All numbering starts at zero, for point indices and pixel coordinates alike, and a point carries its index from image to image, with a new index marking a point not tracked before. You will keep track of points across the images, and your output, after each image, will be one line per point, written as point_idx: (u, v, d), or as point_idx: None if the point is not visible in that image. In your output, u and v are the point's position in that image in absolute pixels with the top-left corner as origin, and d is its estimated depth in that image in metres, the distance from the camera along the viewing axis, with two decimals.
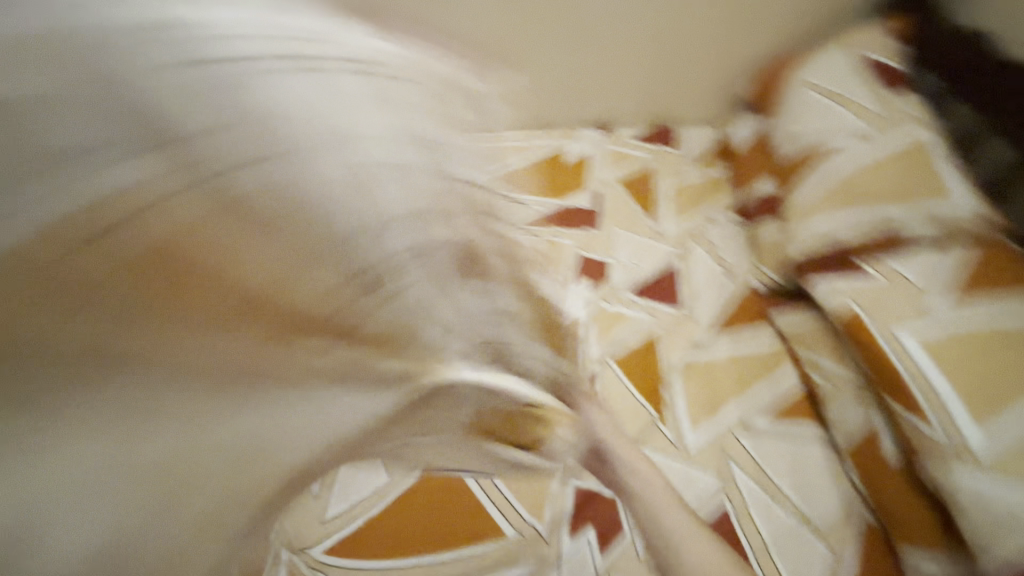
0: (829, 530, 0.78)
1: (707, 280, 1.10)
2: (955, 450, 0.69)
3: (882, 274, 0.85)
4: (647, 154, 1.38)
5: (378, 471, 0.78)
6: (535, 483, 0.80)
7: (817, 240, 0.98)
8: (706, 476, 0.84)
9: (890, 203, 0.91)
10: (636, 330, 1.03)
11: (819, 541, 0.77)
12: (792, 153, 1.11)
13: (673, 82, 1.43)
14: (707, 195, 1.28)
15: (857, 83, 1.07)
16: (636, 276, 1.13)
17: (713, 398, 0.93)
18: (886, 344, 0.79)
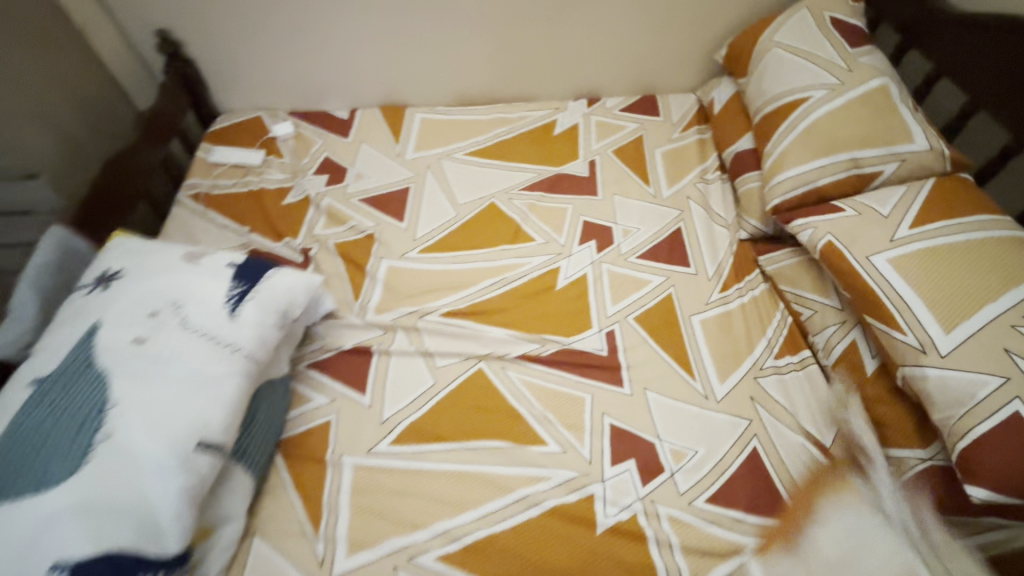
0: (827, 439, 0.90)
1: (706, 235, 1.19)
2: (923, 349, 0.79)
3: (856, 210, 0.95)
4: (633, 125, 1.44)
5: (418, 409, 0.93)
6: (574, 414, 0.93)
7: (796, 185, 1.05)
8: (729, 417, 0.92)
9: (861, 148, 1.01)
10: (654, 291, 1.10)
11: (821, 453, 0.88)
12: (771, 109, 1.16)
13: (652, 51, 1.47)
14: (693, 157, 1.36)
15: (826, 40, 1.14)
16: (643, 238, 1.19)
17: (729, 348, 1.01)
18: (863, 271, 0.88)
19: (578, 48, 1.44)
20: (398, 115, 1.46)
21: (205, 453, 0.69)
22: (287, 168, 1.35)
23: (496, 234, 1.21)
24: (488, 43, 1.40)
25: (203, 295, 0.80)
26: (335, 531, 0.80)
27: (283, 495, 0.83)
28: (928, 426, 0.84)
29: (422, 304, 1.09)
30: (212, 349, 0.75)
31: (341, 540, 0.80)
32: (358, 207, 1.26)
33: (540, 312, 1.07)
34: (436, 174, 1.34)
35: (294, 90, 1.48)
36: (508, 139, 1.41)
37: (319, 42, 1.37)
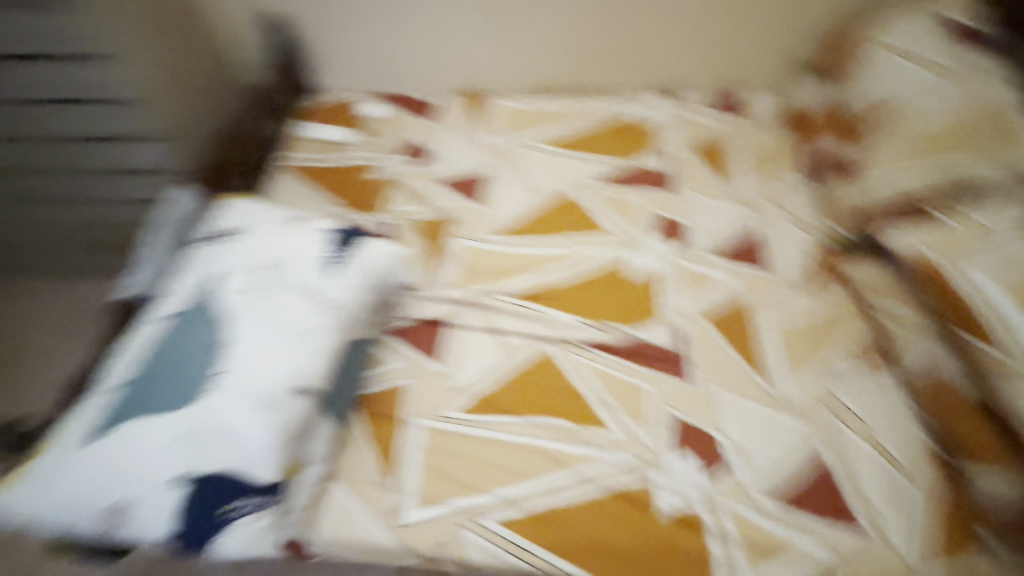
0: (905, 456, 0.87)
1: (787, 238, 1.16)
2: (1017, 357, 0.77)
3: (955, 220, 0.91)
4: (714, 122, 1.41)
5: (488, 383, 0.97)
6: (636, 403, 0.95)
7: (889, 185, 1.03)
8: (798, 421, 0.92)
9: (962, 156, 0.96)
10: (726, 290, 1.09)
11: (897, 470, 0.86)
12: (868, 105, 1.14)
13: (742, 50, 1.45)
14: (776, 158, 1.32)
15: (938, 44, 1.10)
16: (720, 236, 1.18)
17: (799, 352, 1.00)
18: (961, 285, 0.86)
19: (665, 46, 1.45)
20: (481, 102, 1.51)
21: (302, 395, 0.75)
22: (374, 146, 1.43)
23: (570, 223, 1.22)
24: (573, 39, 1.44)
25: (305, 255, 0.88)
26: (407, 485, 0.86)
27: (360, 447, 0.90)
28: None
29: (494, 283, 1.13)
30: (312, 306, 0.82)
31: (413, 494, 0.86)
32: (439, 187, 1.32)
33: (606, 301, 1.08)
34: (515, 161, 1.37)
35: (384, 72, 1.55)
36: (587, 130, 1.42)
37: (412, 27, 1.43)
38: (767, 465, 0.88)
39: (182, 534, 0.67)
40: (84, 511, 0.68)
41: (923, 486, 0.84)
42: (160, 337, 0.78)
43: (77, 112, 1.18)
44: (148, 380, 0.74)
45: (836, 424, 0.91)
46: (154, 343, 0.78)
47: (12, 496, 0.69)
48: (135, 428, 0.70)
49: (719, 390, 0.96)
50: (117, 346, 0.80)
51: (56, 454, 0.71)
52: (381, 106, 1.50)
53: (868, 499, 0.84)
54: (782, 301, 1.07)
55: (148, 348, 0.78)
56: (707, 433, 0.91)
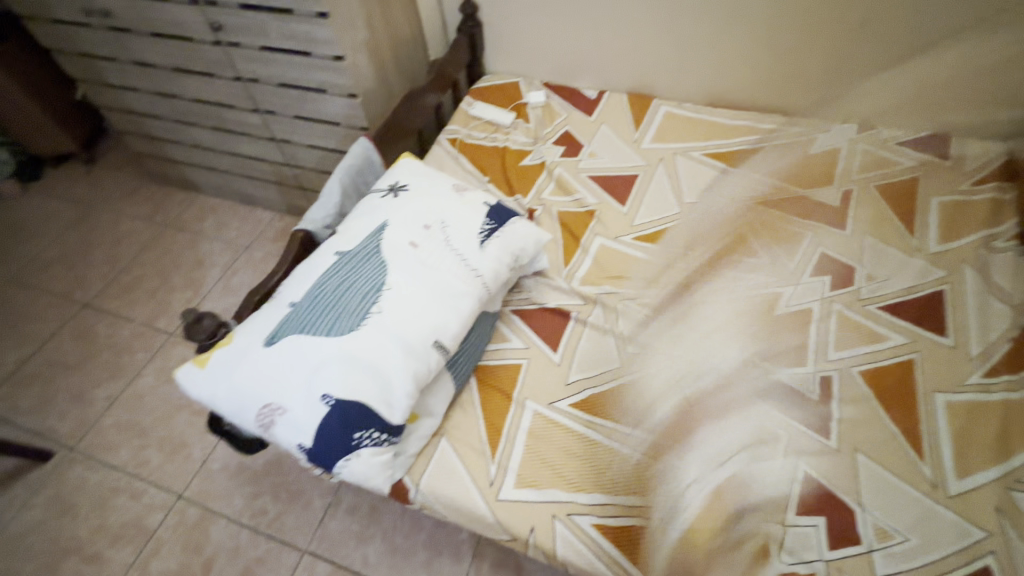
0: None
1: (980, 309, 0.99)
2: None
3: None
4: (909, 162, 1.24)
5: (601, 387, 0.95)
6: (757, 447, 0.87)
7: None
8: (948, 508, 0.80)
9: None
10: (885, 346, 0.97)
11: None
12: None
13: (963, 91, 1.25)
14: (983, 216, 1.13)
15: None
16: (893, 288, 1.04)
17: (960, 433, 0.86)
18: None
19: (868, 74, 1.30)
20: (645, 104, 1.47)
21: (437, 351, 0.80)
22: (531, 133, 1.46)
23: (719, 243, 1.15)
24: (761, 51, 1.34)
25: (463, 221, 0.92)
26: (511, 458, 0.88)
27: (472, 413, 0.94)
28: None
29: (620, 288, 1.10)
30: (465, 270, 0.86)
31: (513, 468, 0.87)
32: (587, 182, 1.31)
33: (740, 328, 1.01)
34: (670, 170, 1.32)
35: (556, 61, 1.57)
36: (754, 150, 1.33)
37: (594, 20, 1.43)
38: (893, 535, 0.79)
39: (316, 448, 0.75)
40: (245, 403, 0.78)
41: None
42: (329, 269, 0.85)
43: (290, 62, 1.30)
44: (311, 301, 0.81)
45: (995, 521, 0.79)
46: (323, 273, 0.85)
47: (198, 377, 0.81)
48: (299, 346, 0.78)
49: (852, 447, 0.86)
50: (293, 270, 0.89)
51: (233, 352, 0.81)
52: (542, 94, 1.53)
53: None
54: (953, 374, 0.92)
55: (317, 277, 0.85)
56: (834, 494, 0.82)
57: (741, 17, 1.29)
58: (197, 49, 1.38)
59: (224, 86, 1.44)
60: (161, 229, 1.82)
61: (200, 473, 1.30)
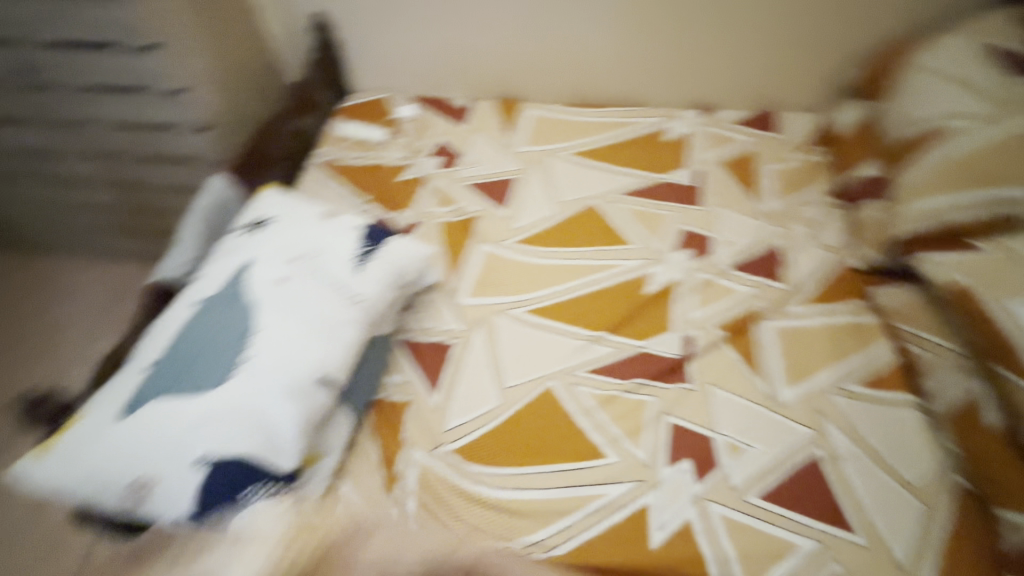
0: (918, 478, 0.86)
1: (813, 260, 1.14)
2: None
3: (993, 250, 0.89)
4: (745, 139, 1.39)
5: (498, 394, 0.98)
6: (642, 419, 0.94)
7: (922, 219, 0.99)
8: (799, 426, 0.92)
9: (1009, 187, 0.92)
10: (740, 303, 1.08)
11: (906, 491, 0.85)
12: (906, 135, 1.08)
13: (778, 71, 1.43)
14: (808, 179, 1.29)
15: (983, 69, 1.05)
16: (743, 252, 1.17)
17: (802, 365, 0.99)
18: (997, 314, 0.83)
19: (700, 65, 1.44)
20: (513, 108, 1.52)
21: (325, 387, 0.77)
22: (406, 147, 1.45)
23: (592, 234, 1.22)
24: (607, 51, 1.44)
25: (337, 249, 0.89)
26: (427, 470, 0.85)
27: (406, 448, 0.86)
28: None
29: (507, 296, 1.12)
30: (342, 298, 0.84)
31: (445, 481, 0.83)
32: (466, 190, 1.33)
33: (619, 310, 1.09)
34: (542, 170, 1.38)
35: (423, 74, 1.58)
36: (616, 142, 1.42)
37: (453, 29, 1.46)
38: (758, 465, 0.89)
39: (199, 513, 0.69)
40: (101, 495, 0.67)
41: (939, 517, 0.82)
42: (192, 322, 0.79)
43: (125, 102, 1.21)
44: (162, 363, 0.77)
45: (832, 431, 0.92)
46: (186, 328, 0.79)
47: (44, 466, 0.72)
48: (165, 410, 0.72)
49: (718, 394, 0.96)
50: (151, 329, 0.82)
51: (86, 431, 0.73)
52: (414, 108, 1.53)
53: (876, 528, 0.82)
54: (792, 313, 1.06)
55: (179, 332, 0.79)
56: (711, 442, 0.91)
57: (581, 21, 1.39)
58: (13, 95, 1.24)
59: (52, 132, 1.30)
60: (6, 299, 1.59)
61: (86, 564, 1.15)
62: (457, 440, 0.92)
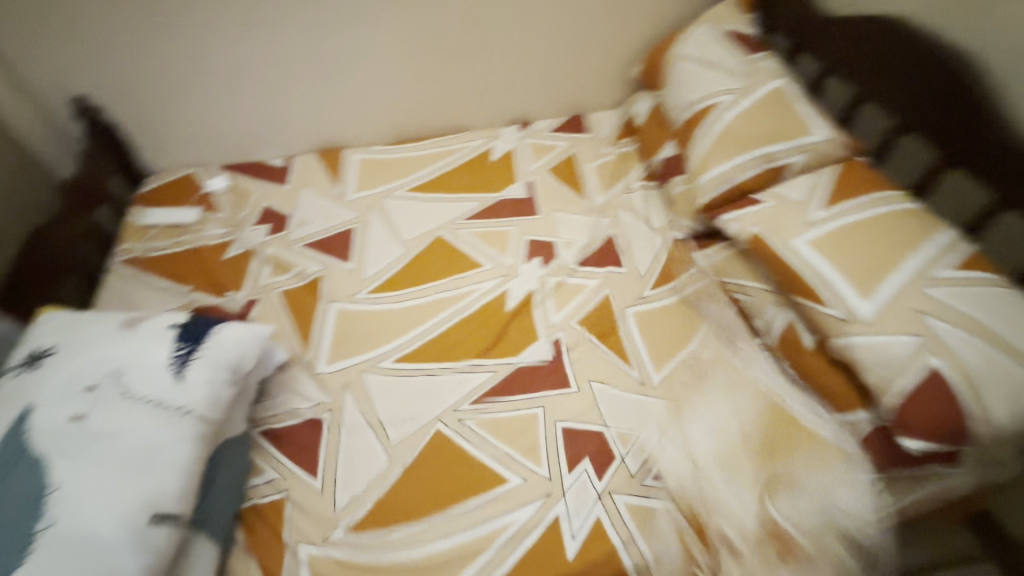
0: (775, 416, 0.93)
1: (644, 240, 1.23)
2: (848, 319, 0.83)
3: (771, 199, 1.02)
4: (564, 144, 1.48)
5: (382, 454, 0.91)
6: (530, 436, 0.92)
7: (715, 184, 1.11)
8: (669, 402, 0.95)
9: (767, 144, 1.07)
10: (592, 296, 1.13)
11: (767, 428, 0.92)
12: (686, 115, 1.22)
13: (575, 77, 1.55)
14: (624, 168, 1.40)
15: (725, 50, 1.22)
16: (584, 248, 1.23)
17: (660, 342, 1.05)
18: (784, 253, 0.94)
19: (505, 85, 1.51)
20: (335, 157, 1.47)
21: (162, 525, 0.65)
22: (225, 222, 1.32)
23: (442, 267, 1.21)
24: (412, 85, 1.44)
25: (146, 360, 0.78)
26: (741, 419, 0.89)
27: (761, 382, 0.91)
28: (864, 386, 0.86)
29: (368, 352, 1.06)
30: (158, 415, 0.72)
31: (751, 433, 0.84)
32: (301, 251, 1.25)
33: (484, 334, 1.08)
34: (379, 213, 1.34)
35: (228, 139, 1.46)
36: (446, 171, 1.43)
37: (247, 87, 1.37)
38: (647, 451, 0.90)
39: None
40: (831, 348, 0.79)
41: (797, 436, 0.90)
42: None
43: None
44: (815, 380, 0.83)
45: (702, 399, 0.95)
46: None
47: None
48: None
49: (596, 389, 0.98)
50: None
51: None
52: (224, 178, 1.40)
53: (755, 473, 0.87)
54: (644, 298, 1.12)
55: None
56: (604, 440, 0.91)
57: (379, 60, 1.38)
58: None
59: None
60: None
61: None
62: (352, 515, 0.84)
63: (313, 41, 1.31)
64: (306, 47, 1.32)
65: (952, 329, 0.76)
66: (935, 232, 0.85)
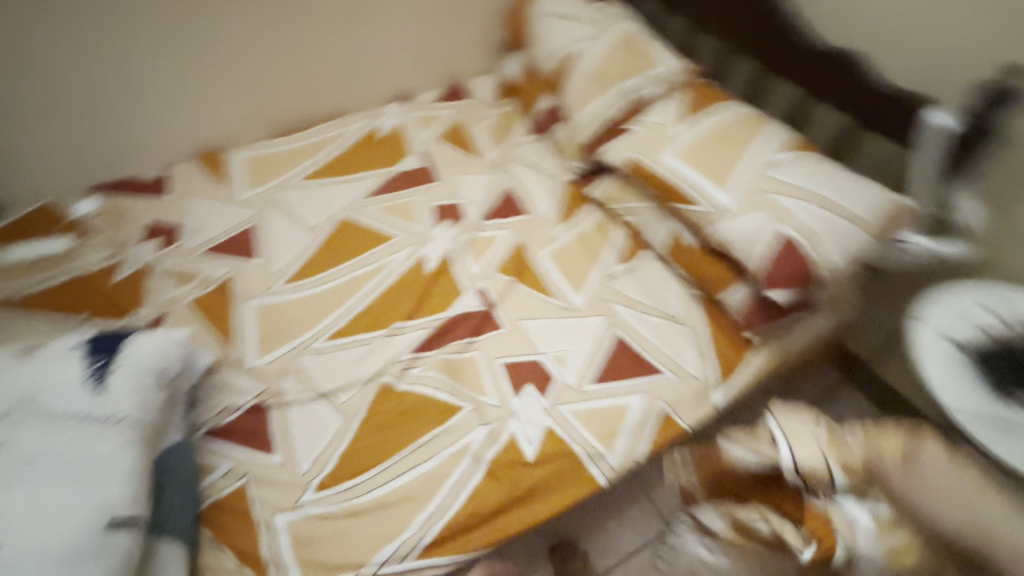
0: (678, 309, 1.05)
1: (541, 185, 1.32)
2: (715, 212, 0.98)
3: (640, 126, 1.14)
4: (450, 112, 1.53)
5: (337, 417, 0.94)
6: (474, 374, 0.98)
7: (591, 124, 1.23)
8: (591, 317, 1.05)
9: (628, 79, 1.20)
10: (505, 243, 1.20)
11: (673, 321, 1.03)
12: (554, 66, 1.33)
13: (448, 48, 1.58)
14: (511, 125, 1.49)
15: (577, 2, 1.33)
16: (488, 202, 1.30)
17: (572, 269, 1.14)
18: (658, 166, 1.06)
19: (380, 63, 1.51)
20: (216, 160, 1.41)
21: (121, 530, 0.64)
22: (107, 244, 1.22)
23: (355, 245, 1.22)
24: (282, 75, 1.40)
25: (57, 382, 0.73)
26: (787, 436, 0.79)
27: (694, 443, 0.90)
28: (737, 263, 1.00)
29: (297, 338, 1.06)
30: (87, 428, 0.69)
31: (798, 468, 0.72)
32: (202, 258, 1.20)
33: (410, 296, 1.11)
34: (277, 206, 1.31)
35: (88, 160, 1.33)
36: (339, 155, 1.43)
37: (99, 100, 1.25)
38: (582, 364, 0.98)
39: None
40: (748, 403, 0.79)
41: (694, 320, 1.03)
42: None
43: None
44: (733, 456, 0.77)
45: (618, 309, 1.06)
46: None
47: None
48: None
49: (525, 321, 1.05)
50: None
51: None
52: (93, 201, 1.29)
53: (668, 359, 0.98)
54: (550, 237, 1.20)
55: None
56: (542, 363, 0.99)
57: (239, 52, 1.31)
58: None
59: None
60: None
61: None
62: (318, 473, 0.87)
63: (164, 40, 1.22)
64: (154, 46, 1.23)
65: (795, 203, 0.93)
66: (769, 130, 1.02)
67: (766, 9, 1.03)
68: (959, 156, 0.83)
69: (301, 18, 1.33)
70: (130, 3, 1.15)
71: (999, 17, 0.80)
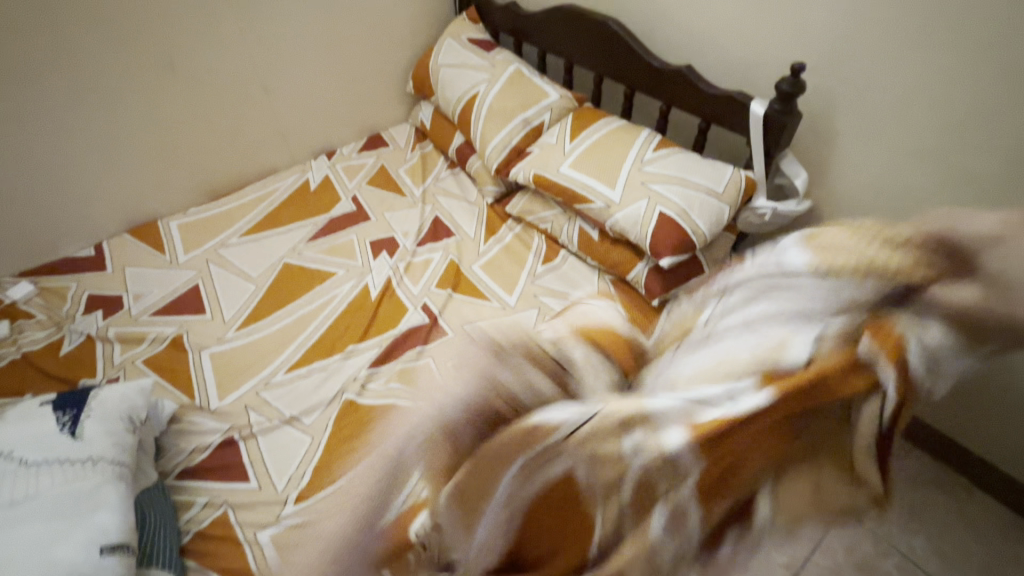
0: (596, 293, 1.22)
1: (465, 209, 1.48)
2: (608, 205, 1.17)
3: (539, 148, 1.34)
4: (373, 159, 1.68)
5: (307, 435, 1.01)
6: None
7: (498, 151, 1.41)
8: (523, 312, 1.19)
9: (524, 109, 1.40)
10: (439, 262, 1.34)
11: None
12: (459, 108, 1.52)
13: (363, 103, 1.74)
14: (430, 164, 1.65)
15: (471, 52, 1.54)
16: (420, 230, 1.43)
17: (502, 275, 1.28)
18: (556, 176, 1.25)
19: (300, 123, 1.64)
20: (151, 230, 1.47)
21: (114, 553, 0.69)
22: (48, 321, 1.24)
23: (301, 285, 1.31)
24: (207, 144, 1.50)
25: (34, 435, 0.78)
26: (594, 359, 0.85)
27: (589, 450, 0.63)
28: (632, 245, 1.19)
29: (255, 375, 1.12)
30: (69, 470, 0.74)
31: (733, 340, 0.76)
32: (150, 320, 1.24)
33: (359, 321, 1.21)
34: (218, 263, 1.38)
35: (17, 244, 1.34)
36: (273, 210, 1.53)
37: (27, 184, 1.29)
38: None
39: None
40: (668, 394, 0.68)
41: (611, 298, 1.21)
42: None
43: None
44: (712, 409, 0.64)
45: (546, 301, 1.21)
46: None
47: None
48: None
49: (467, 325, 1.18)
50: None
51: None
52: (27, 283, 1.30)
53: None
54: (478, 251, 1.35)
55: None
56: None
57: (164, 127, 1.40)
58: None
59: None
60: None
61: None
62: (295, 487, 0.93)
63: (94, 121, 1.30)
64: (78, 132, 1.30)
65: (663, 186, 1.13)
66: (640, 134, 1.24)
67: (618, 43, 1.28)
68: (772, 136, 1.07)
69: (223, 89, 1.45)
70: (54, 93, 1.23)
71: (779, 30, 1.07)
